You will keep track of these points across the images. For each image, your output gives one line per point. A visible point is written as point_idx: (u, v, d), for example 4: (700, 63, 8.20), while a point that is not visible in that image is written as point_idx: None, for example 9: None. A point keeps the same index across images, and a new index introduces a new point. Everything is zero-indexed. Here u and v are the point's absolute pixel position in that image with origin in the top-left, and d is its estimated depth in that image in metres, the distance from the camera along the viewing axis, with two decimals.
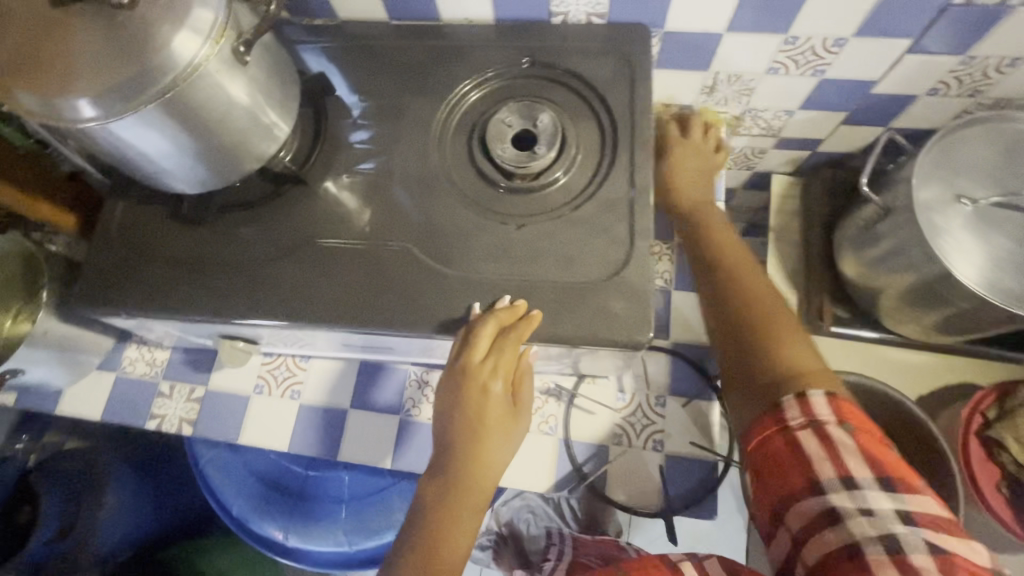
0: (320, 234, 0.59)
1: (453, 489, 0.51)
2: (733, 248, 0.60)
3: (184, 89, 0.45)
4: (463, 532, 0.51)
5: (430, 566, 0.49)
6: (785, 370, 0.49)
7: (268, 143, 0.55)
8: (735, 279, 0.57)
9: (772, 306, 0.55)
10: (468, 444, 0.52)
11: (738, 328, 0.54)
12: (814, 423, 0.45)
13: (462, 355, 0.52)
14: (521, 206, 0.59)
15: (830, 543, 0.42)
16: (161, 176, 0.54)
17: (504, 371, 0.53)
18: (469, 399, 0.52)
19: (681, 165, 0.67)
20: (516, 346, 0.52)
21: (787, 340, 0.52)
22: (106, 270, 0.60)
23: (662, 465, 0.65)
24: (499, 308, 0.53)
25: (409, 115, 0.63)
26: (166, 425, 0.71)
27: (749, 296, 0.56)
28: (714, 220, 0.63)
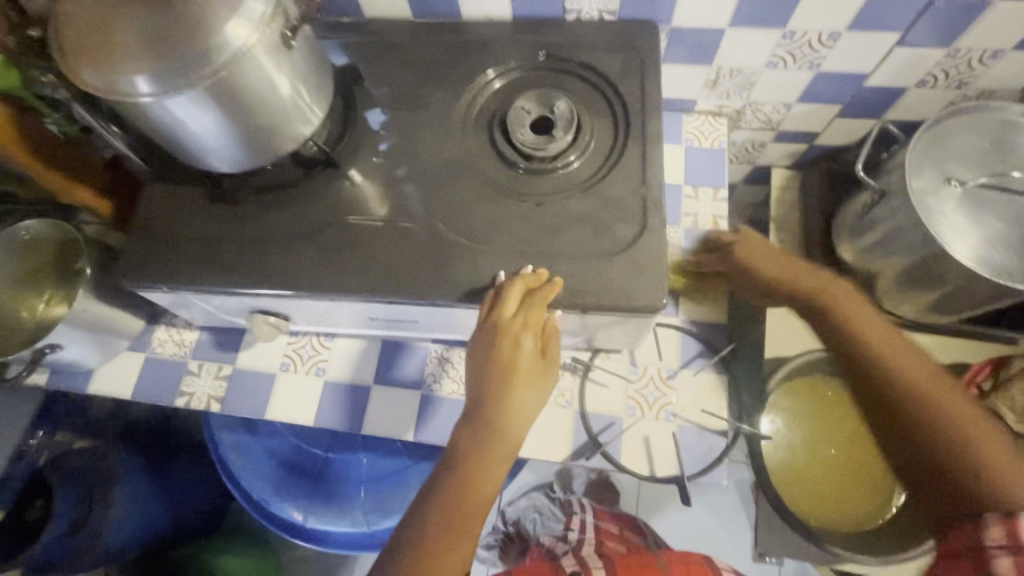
0: (348, 212, 0.63)
1: (480, 442, 0.55)
2: (893, 349, 0.61)
3: (236, 71, 0.49)
4: (487, 479, 0.55)
5: (461, 509, 0.53)
6: (991, 494, 0.52)
7: (303, 126, 0.59)
8: (908, 388, 0.58)
9: (958, 414, 0.56)
10: (496, 400, 0.55)
11: (929, 449, 0.56)
12: (1015, 548, 0.48)
13: (493, 317, 0.56)
14: (539, 186, 0.63)
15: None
16: (203, 156, 0.57)
17: (534, 329, 0.55)
18: (501, 354, 0.55)
19: (782, 266, 0.68)
20: (542, 306, 0.55)
21: (988, 456, 0.53)
22: (144, 246, 0.64)
23: (674, 433, 0.68)
24: (523, 274, 0.57)
25: (433, 105, 0.67)
26: (195, 402, 0.74)
27: (927, 407, 0.57)
28: (864, 320, 0.63)
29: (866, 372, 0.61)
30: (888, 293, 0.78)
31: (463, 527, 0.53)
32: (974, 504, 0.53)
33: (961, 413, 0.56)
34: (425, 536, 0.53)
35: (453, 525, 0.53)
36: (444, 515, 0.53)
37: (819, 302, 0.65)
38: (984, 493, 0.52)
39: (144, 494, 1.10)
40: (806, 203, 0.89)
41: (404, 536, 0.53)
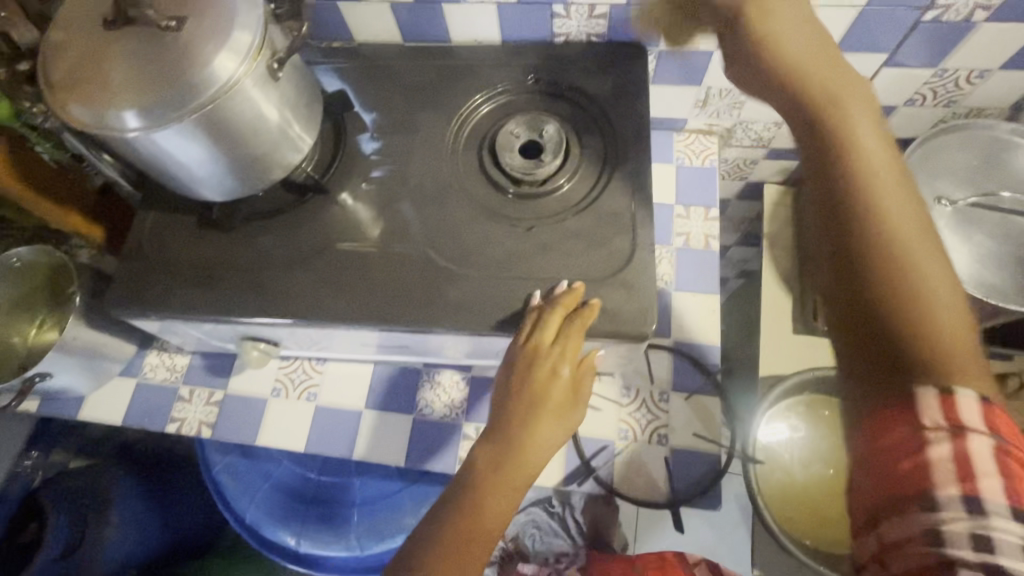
0: (339, 238, 0.63)
1: (499, 471, 0.54)
2: (895, 190, 0.44)
3: (223, 103, 0.49)
4: (497, 505, 0.54)
5: (468, 533, 0.52)
6: (941, 374, 0.40)
7: (293, 153, 0.59)
8: (894, 234, 0.42)
9: (935, 272, 0.41)
10: (522, 425, 0.55)
11: (887, 312, 0.41)
12: (951, 434, 0.39)
13: (530, 341, 0.55)
14: (529, 210, 0.63)
15: (917, 562, 0.38)
16: (192, 185, 0.57)
17: (571, 360, 0.55)
18: (535, 380, 0.55)
19: (807, 62, 0.48)
20: (580, 336, 0.55)
21: (950, 337, 0.40)
22: (135, 273, 0.64)
23: (667, 457, 0.67)
24: (563, 295, 0.56)
25: (423, 128, 0.67)
26: (186, 428, 0.73)
27: (914, 267, 0.41)
28: (864, 124, 0.46)
29: (840, 202, 0.44)
30: None
31: (469, 552, 0.51)
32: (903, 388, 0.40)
33: (946, 286, 0.42)
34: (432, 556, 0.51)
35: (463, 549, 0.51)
36: (456, 537, 0.52)
37: (821, 113, 0.46)
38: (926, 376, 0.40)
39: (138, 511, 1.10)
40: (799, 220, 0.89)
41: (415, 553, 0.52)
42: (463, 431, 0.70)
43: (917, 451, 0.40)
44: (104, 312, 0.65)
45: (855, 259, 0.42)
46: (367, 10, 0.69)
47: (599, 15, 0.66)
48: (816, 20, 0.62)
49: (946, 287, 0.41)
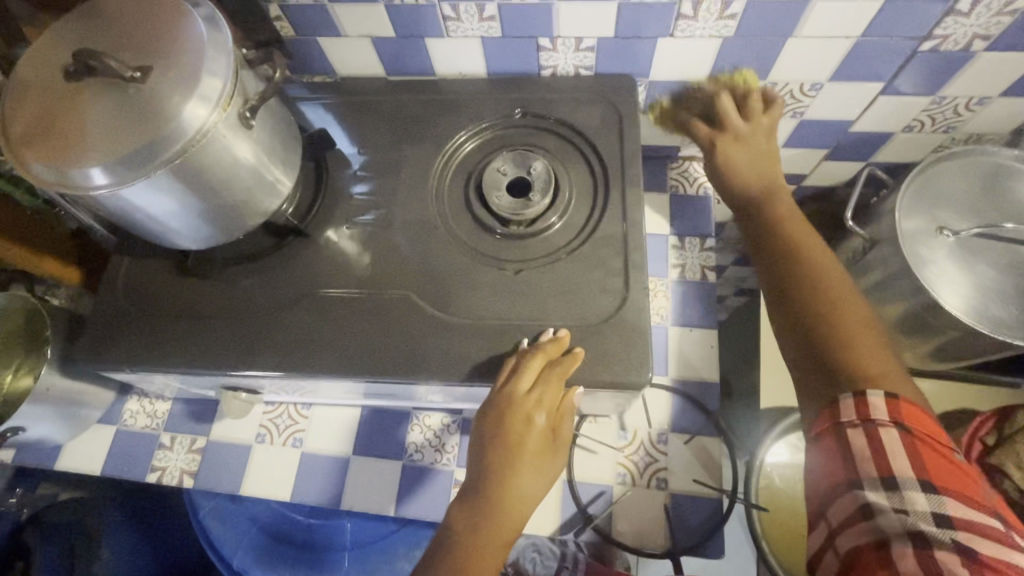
0: (321, 284, 0.60)
1: (477, 530, 0.50)
2: (813, 246, 0.56)
3: (193, 153, 0.47)
4: (481, 569, 0.50)
5: None
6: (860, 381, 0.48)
7: (272, 198, 0.57)
8: (812, 279, 0.54)
9: (845, 302, 0.52)
10: (500, 481, 0.51)
11: (811, 341, 0.52)
12: (864, 427, 0.47)
13: (506, 391, 0.53)
14: (518, 251, 0.60)
15: (861, 539, 0.45)
16: (166, 236, 0.55)
17: (548, 407, 0.52)
18: (510, 431, 0.52)
19: (744, 156, 0.62)
20: (559, 383, 0.52)
21: (867, 354, 0.50)
22: (110, 325, 0.61)
23: (667, 503, 0.65)
24: (545, 343, 0.53)
25: (407, 166, 0.65)
26: (167, 478, 0.71)
27: (829, 301, 0.52)
28: (783, 202, 0.59)
29: (766, 259, 0.57)
30: None
31: None
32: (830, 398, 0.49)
33: (860, 315, 0.52)
34: None
35: None
36: None
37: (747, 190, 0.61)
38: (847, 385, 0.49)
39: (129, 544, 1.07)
40: None
41: None
42: (455, 478, 0.67)
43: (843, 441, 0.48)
44: (78, 365, 0.62)
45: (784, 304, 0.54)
46: (348, 45, 0.67)
47: (586, 48, 0.64)
48: (809, 51, 0.61)
49: (859, 314, 0.52)
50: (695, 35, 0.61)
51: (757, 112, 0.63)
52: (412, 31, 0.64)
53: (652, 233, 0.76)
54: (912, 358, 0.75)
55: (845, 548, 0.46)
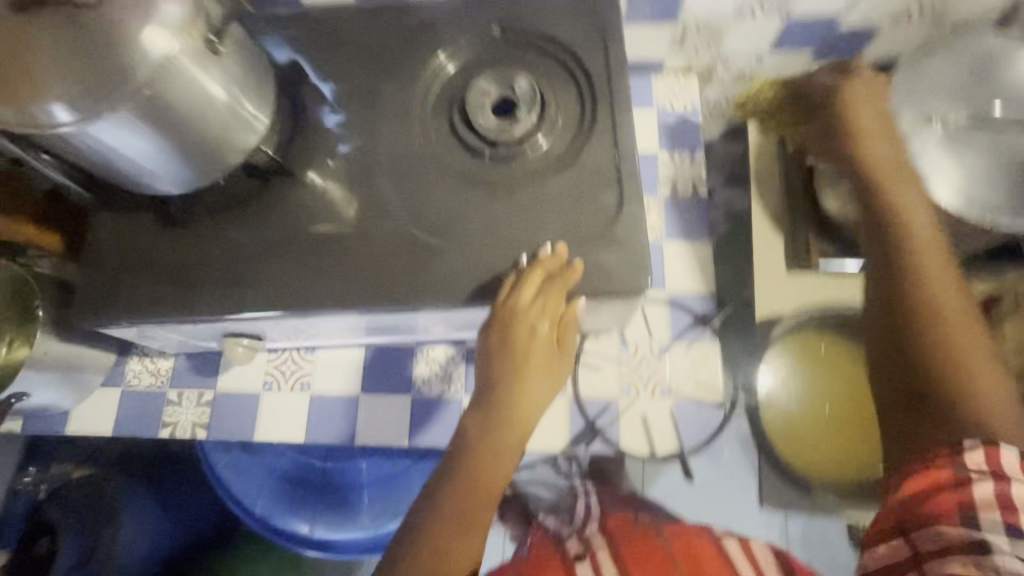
0: (311, 221, 0.59)
1: (490, 434, 0.53)
2: (935, 265, 0.58)
3: (161, 85, 0.45)
4: (499, 470, 0.53)
5: (468, 507, 0.51)
6: (970, 405, 0.52)
7: (250, 134, 0.55)
8: (929, 290, 0.57)
9: (971, 350, 0.55)
10: (509, 389, 0.54)
11: (917, 354, 0.56)
12: (992, 476, 0.49)
13: (509, 304, 0.53)
14: (509, 172, 0.59)
15: (942, 543, 0.50)
16: (144, 178, 0.53)
17: (551, 316, 0.54)
18: (516, 341, 0.54)
19: (870, 129, 0.66)
20: (561, 292, 0.53)
21: (975, 367, 0.54)
22: (100, 282, 0.60)
23: (672, 409, 0.68)
24: (544, 256, 0.53)
25: (387, 95, 0.63)
26: (180, 431, 0.71)
27: (940, 313, 0.56)
28: (905, 192, 0.62)
29: (890, 262, 0.60)
30: None
31: (474, 520, 0.51)
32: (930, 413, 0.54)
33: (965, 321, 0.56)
34: (429, 523, 0.51)
35: (464, 519, 0.51)
36: (457, 508, 0.51)
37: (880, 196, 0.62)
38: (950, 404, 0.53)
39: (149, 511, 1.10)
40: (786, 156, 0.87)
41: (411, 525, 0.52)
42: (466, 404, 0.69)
43: (953, 468, 0.51)
44: (74, 324, 0.61)
45: (903, 349, 0.57)
46: None
47: None
48: None
49: (971, 332, 0.55)
50: None
51: (859, 90, 0.68)
52: None
53: (642, 151, 0.75)
54: None
55: (925, 550, 0.51)
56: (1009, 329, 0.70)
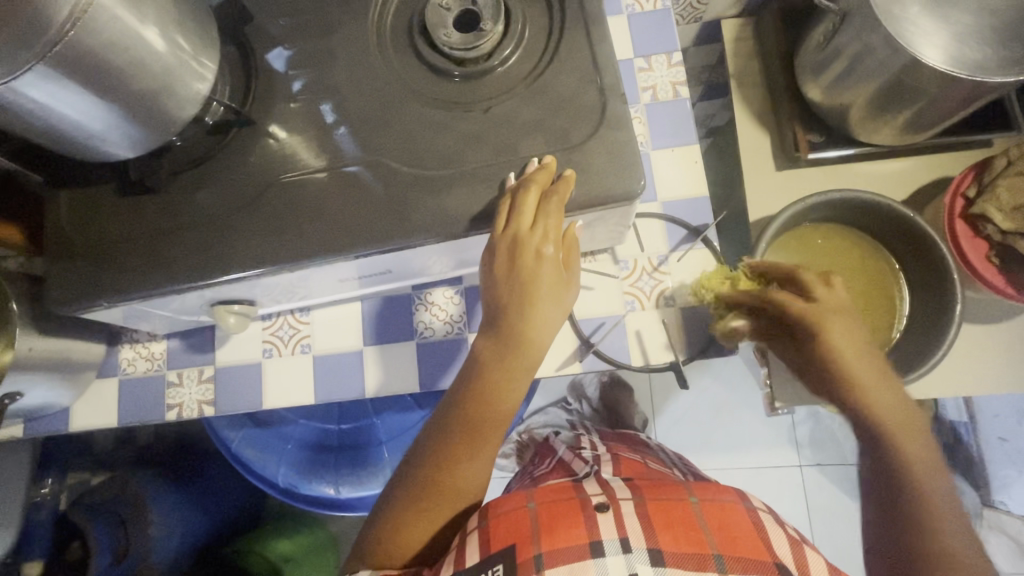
0: (280, 171, 0.56)
1: (505, 356, 0.53)
2: (871, 388, 0.54)
3: (82, 30, 0.41)
4: (511, 392, 0.54)
5: (474, 426, 0.53)
6: (939, 548, 0.47)
7: (198, 81, 0.51)
8: (893, 442, 0.52)
9: (921, 475, 0.51)
10: (519, 313, 0.52)
11: (900, 505, 0.50)
12: None
13: (510, 226, 0.50)
14: (481, 90, 0.56)
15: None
16: (94, 139, 0.50)
17: (555, 237, 0.51)
18: (522, 270, 0.51)
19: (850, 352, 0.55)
20: (561, 211, 0.50)
21: (939, 507, 0.49)
22: (64, 264, 0.56)
23: (677, 319, 0.68)
24: (534, 173, 0.51)
25: (338, 28, 0.58)
26: (187, 411, 0.70)
27: (908, 465, 0.51)
28: (887, 410, 0.54)
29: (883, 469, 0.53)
30: (861, 124, 0.75)
31: (482, 440, 0.53)
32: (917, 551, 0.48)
33: (938, 482, 0.51)
34: (445, 445, 0.53)
35: (472, 436, 0.53)
36: (464, 428, 0.53)
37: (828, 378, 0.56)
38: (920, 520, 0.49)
39: (175, 504, 1.15)
40: (764, 52, 0.84)
41: (427, 447, 0.55)
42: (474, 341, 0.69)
43: None
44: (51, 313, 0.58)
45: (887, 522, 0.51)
46: None
47: None
48: None
49: (928, 462, 0.51)
50: None
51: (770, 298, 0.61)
52: None
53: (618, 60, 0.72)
54: (889, 138, 0.76)
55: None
56: (1003, 191, 0.68)
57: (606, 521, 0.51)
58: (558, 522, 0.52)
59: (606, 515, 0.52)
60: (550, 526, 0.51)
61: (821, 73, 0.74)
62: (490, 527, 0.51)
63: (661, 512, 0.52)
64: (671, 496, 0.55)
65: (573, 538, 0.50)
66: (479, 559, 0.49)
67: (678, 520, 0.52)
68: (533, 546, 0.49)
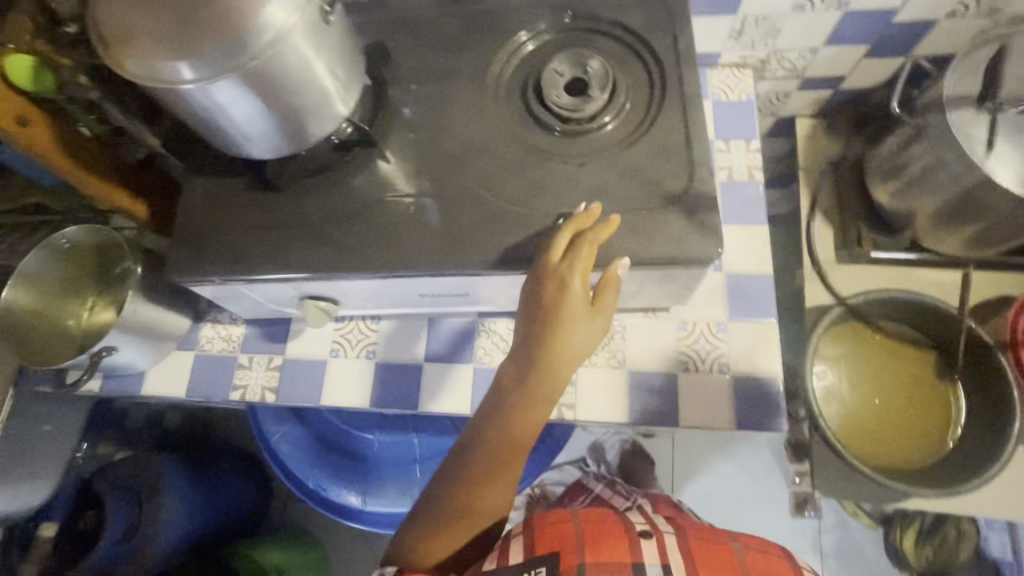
0: (387, 190, 0.63)
1: (525, 385, 0.54)
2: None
3: (278, 54, 0.48)
4: (533, 422, 0.55)
5: (499, 449, 0.55)
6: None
7: (339, 106, 0.57)
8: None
9: None
10: (545, 345, 0.53)
11: None
12: None
13: (545, 263, 0.54)
14: (577, 147, 0.62)
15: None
16: (243, 138, 0.56)
17: (583, 272, 0.53)
18: (551, 299, 0.53)
19: None
20: (591, 248, 0.53)
21: None
22: (188, 239, 0.63)
23: (729, 386, 0.69)
24: (576, 216, 0.55)
25: (460, 77, 0.67)
26: (249, 394, 0.75)
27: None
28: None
29: None
30: (927, 231, 0.78)
31: (503, 467, 0.55)
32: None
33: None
34: (470, 468, 0.55)
35: (496, 461, 0.55)
36: (489, 453, 0.55)
37: None
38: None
39: (187, 493, 1.16)
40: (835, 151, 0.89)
41: (451, 466, 0.57)
42: None
43: None
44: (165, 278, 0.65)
45: None
46: None
47: None
48: None
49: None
50: None
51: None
52: None
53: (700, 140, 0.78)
54: (954, 247, 0.78)
55: None
56: None
57: (649, 549, 0.56)
58: (604, 537, 0.55)
59: (648, 543, 0.56)
60: (595, 541, 0.55)
61: (891, 177, 0.79)
62: (537, 533, 0.56)
63: (702, 554, 0.56)
64: (714, 540, 0.59)
65: (618, 556, 0.54)
66: (523, 558, 0.53)
67: (719, 562, 0.56)
68: (577, 556, 0.53)
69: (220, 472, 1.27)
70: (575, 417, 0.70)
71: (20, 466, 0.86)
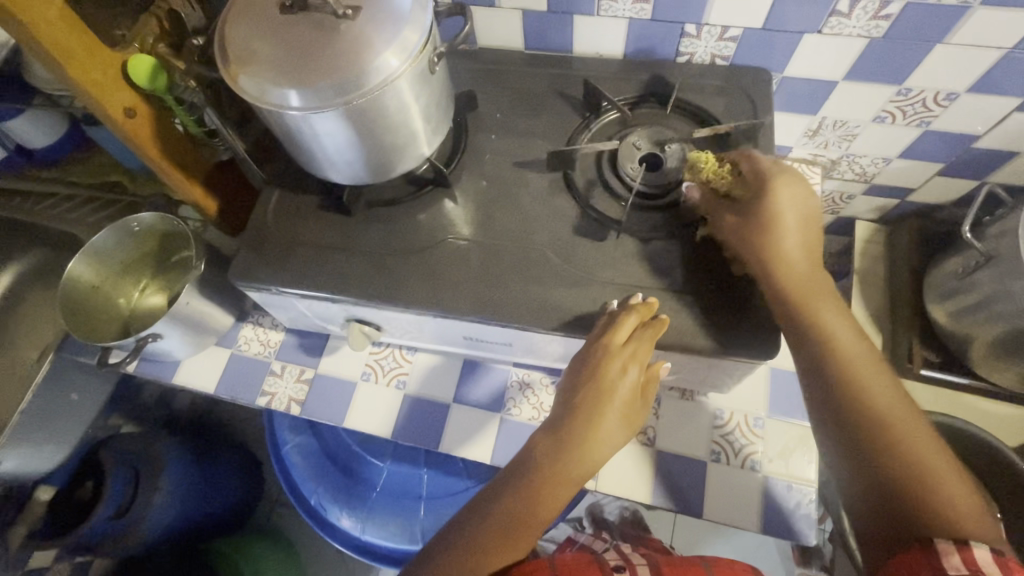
0: (450, 232, 0.64)
1: (559, 458, 0.54)
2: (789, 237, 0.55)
3: (381, 95, 0.50)
4: (558, 498, 0.54)
5: (522, 518, 0.53)
6: (932, 497, 0.45)
7: (424, 147, 0.60)
8: (816, 322, 0.53)
9: (880, 402, 0.50)
10: (587, 420, 0.54)
11: (848, 409, 0.50)
12: None
13: (601, 340, 0.55)
14: (644, 220, 0.63)
15: None
16: (328, 165, 0.58)
17: (640, 363, 0.55)
18: (603, 381, 0.54)
19: (797, 232, 0.55)
20: (651, 343, 0.55)
21: (891, 414, 0.49)
22: (252, 246, 0.65)
23: (759, 485, 0.67)
24: (636, 304, 0.56)
25: (539, 134, 0.69)
26: (276, 402, 0.75)
27: (836, 343, 0.52)
28: (829, 312, 0.53)
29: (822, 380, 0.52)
30: (983, 360, 0.76)
31: (519, 540, 0.52)
32: (875, 492, 0.48)
33: (916, 428, 0.49)
34: (485, 531, 0.53)
35: (514, 533, 0.52)
36: (510, 521, 0.53)
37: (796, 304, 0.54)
38: (859, 405, 0.50)
39: (184, 481, 1.15)
40: (893, 258, 0.88)
41: (462, 525, 0.54)
42: None
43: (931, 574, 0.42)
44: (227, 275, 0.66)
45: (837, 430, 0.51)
46: (496, 16, 0.71)
47: (729, 38, 0.67)
48: (955, 58, 0.62)
49: (861, 352, 0.52)
50: (843, 34, 0.63)
51: None
52: (565, 7, 0.68)
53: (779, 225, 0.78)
54: (1010, 379, 0.76)
55: None
56: None
57: None
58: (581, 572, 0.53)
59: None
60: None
61: (952, 297, 0.77)
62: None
63: None
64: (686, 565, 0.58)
65: None
66: None
67: None
68: None
69: (216, 465, 1.25)
70: (596, 487, 0.69)
71: (41, 430, 0.88)
